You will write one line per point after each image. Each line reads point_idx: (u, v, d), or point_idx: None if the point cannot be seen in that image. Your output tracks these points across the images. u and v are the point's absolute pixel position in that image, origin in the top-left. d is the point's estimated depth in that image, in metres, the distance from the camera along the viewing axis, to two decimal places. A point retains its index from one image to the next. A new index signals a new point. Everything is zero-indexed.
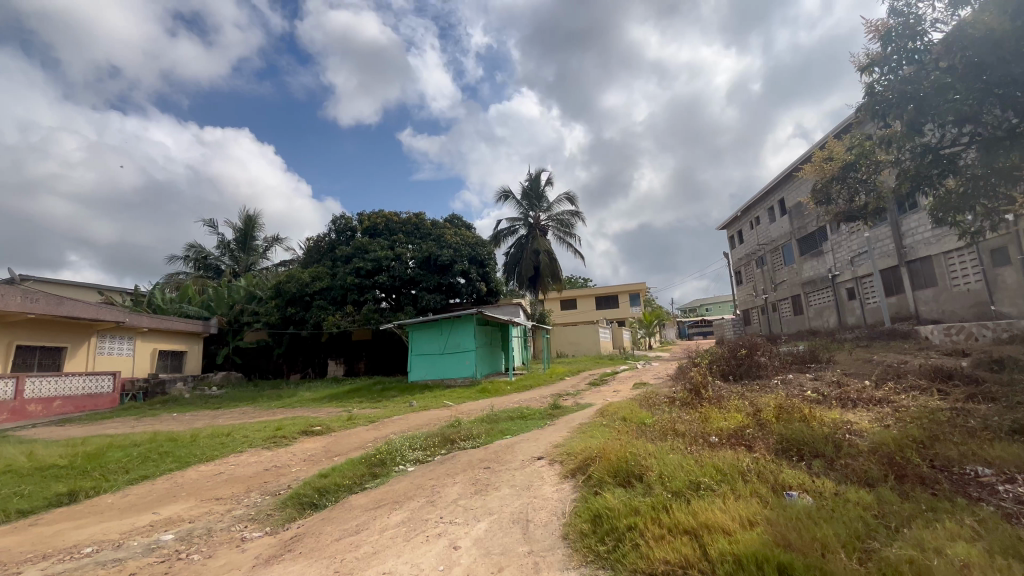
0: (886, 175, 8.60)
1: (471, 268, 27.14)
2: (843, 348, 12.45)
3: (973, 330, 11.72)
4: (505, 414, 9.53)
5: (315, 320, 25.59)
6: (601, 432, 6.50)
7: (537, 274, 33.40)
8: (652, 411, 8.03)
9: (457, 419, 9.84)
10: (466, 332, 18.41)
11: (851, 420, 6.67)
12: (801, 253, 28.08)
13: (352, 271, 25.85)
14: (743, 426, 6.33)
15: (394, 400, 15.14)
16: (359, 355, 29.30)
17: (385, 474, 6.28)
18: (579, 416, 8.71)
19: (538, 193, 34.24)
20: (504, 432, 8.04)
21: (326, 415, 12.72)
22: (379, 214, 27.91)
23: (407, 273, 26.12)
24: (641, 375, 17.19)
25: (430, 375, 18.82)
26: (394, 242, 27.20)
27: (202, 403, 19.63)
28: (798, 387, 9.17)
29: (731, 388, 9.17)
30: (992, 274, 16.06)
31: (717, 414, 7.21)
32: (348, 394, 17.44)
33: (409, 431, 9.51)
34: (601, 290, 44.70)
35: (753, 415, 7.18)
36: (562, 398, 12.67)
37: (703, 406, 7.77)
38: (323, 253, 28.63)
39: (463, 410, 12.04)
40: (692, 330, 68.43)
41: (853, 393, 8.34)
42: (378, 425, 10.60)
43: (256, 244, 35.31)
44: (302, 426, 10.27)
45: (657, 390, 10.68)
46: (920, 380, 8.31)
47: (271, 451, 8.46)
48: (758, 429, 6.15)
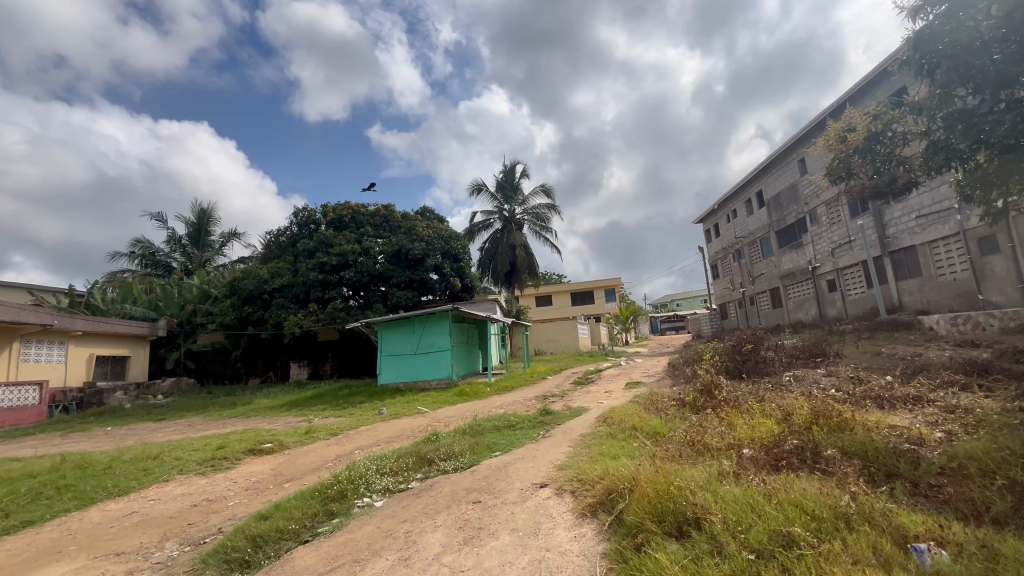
0: (913, 147, 7.76)
1: (445, 262, 25.60)
2: (847, 341, 11.69)
3: (980, 319, 11.15)
4: (489, 424, 8.25)
5: (275, 320, 23.66)
6: (615, 449, 5.30)
7: (512, 269, 32.23)
8: (662, 417, 6.93)
9: (433, 431, 8.50)
10: (441, 330, 16.97)
11: (902, 426, 5.71)
12: (779, 246, 27.87)
13: (315, 266, 23.99)
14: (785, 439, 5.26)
15: (361, 406, 13.66)
16: (325, 357, 27.34)
17: (343, 513, 4.89)
18: (577, 424, 7.53)
19: (512, 185, 33.03)
20: (492, 447, 6.73)
21: (281, 426, 11.14)
22: (346, 206, 26.08)
23: (375, 268, 24.44)
24: (629, 372, 16.20)
25: (402, 377, 17.29)
26: (362, 235, 25.49)
27: (144, 414, 17.54)
28: (818, 385, 8.24)
29: (745, 388, 8.16)
30: (979, 263, 15.79)
31: (744, 421, 6.14)
32: (310, 401, 15.76)
33: (376, 447, 8.13)
34: (577, 286, 43.86)
35: (786, 421, 6.13)
36: (550, 401, 11.46)
37: (722, 411, 6.69)
38: (284, 248, 26.63)
39: (441, 418, 10.68)
40: (665, 324, 68.73)
41: (882, 391, 7.46)
42: (342, 440, 9.08)
43: (211, 239, 32.78)
44: (250, 443, 8.71)
45: (658, 391, 9.60)
46: (952, 375, 7.51)
47: (206, 479, 6.90)
48: (804, 440, 5.11)
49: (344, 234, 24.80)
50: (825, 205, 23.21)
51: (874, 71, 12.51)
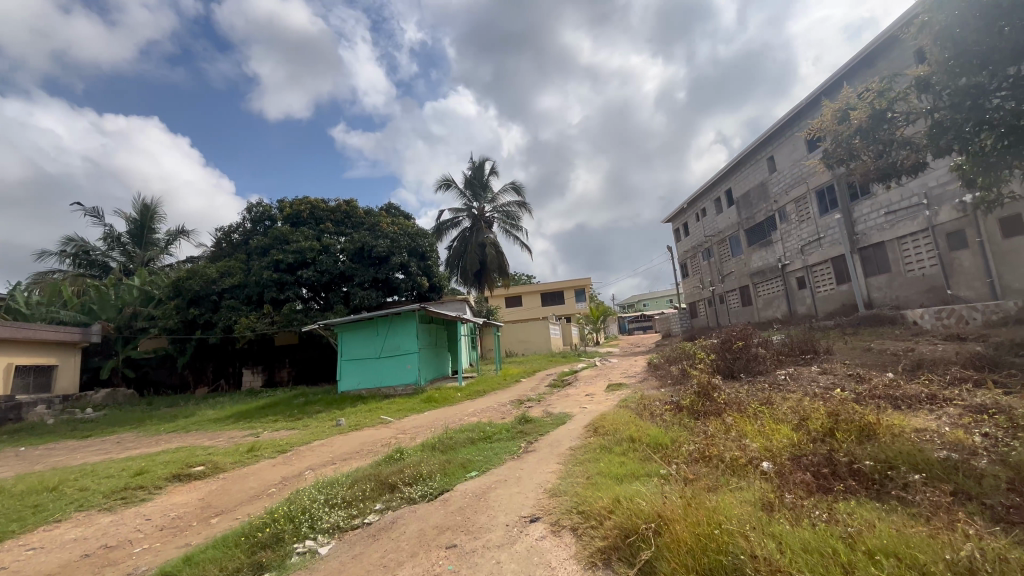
0: (917, 127, 7.30)
1: (412, 261, 24.31)
2: (833, 336, 11.30)
3: (964, 313, 10.98)
4: (463, 437, 7.26)
5: (225, 323, 21.84)
6: (618, 471, 4.44)
7: (482, 269, 31.22)
8: (660, 425, 6.14)
9: (399, 446, 7.43)
10: (407, 332, 15.77)
11: (929, 429, 5.10)
12: (749, 244, 28.00)
13: (270, 265, 22.22)
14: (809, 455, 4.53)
15: (318, 416, 12.34)
16: (282, 362, 25.51)
17: (276, 565, 3.78)
18: (563, 434, 6.63)
19: (481, 182, 32.03)
20: (466, 467, 5.71)
21: (223, 443, 9.78)
22: (304, 201, 24.42)
23: (336, 267, 22.92)
24: (607, 373, 15.49)
25: (364, 384, 15.97)
26: (321, 232, 23.90)
27: (68, 431, 15.53)
28: (818, 385, 7.64)
29: (743, 389, 7.48)
30: (948, 258, 15.91)
31: (755, 429, 5.41)
32: (261, 411, 14.25)
33: (330, 467, 7.00)
34: (547, 286, 43.22)
35: (801, 428, 5.42)
36: (527, 407, 10.55)
37: (726, 417, 5.97)
38: (236, 247, 24.71)
39: (407, 429, 9.56)
40: (633, 324, 69.22)
41: (889, 389, 6.89)
42: (290, 459, 7.84)
43: (154, 237, 30.27)
44: (177, 466, 7.37)
45: (646, 394, 8.82)
46: (960, 371, 7.02)
47: (111, 517, 5.57)
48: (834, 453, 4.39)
49: (302, 231, 23.16)
50: (793, 202, 23.32)
51: (884, 36, 12.25)
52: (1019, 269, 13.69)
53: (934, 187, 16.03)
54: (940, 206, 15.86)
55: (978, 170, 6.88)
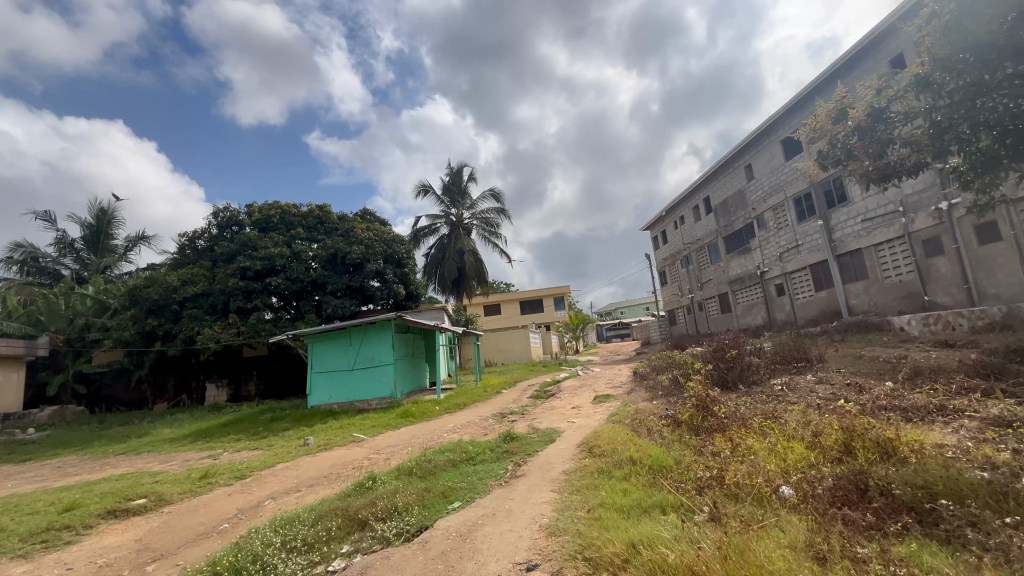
0: (913, 127, 7.10)
1: (388, 268, 23.51)
2: (822, 343, 11.09)
3: (950, 318, 11.03)
4: (443, 458, 6.60)
5: (186, 334, 20.57)
6: (626, 507, 3.90)
7: (460, 276, 30.52)
8: (661, 444, 5.63)
9: (372, 470, 6.70)
10: (382, 343, 15.00)
11: (949, 445, 4.74)
12: (727, 251, 28.16)
13: (236, 272, 21.06)
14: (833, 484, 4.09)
15: (285, 434, 11.42)
16: (249, 374, 24.18)
17: None
18: (554, 454, 6.04)
19: (460, 189, 31.43)
20: (447, 497, 5.05)
21: (175, 468, 8.81)
22: (274, 205, 23.33)
23: (308, 274, 21.91)
24: (592, 383, 15.01)
25: (336, 398, 15.06)
26: (293, 238, 22.87)
27: (4, 454, 14.09)
28: (818, 396, 7.30)
29: (742, 401, 7.05)
30: (925, 265, 16.06)
31: (764, 448, 4.99)
32: (222, 429, 13.18)
33: (294, 497, 6.23)
34: (526, 295, 42.74)
35: (814, 446, 5.00)
36: (511, 422, 9.93)
37: (731, 434, 5.53)
38: (201, 254, 23.40)
39: (382, 449, 8.81)
40: (611, 333, 69.42)
41: (894, 399, 6.59)
42: (249, 487, 7.01)
43: (112, 243, 28.57)
44: (115, 499, 6.45)
45: (639, 406, 8.32)
46: (964, 380, 6.73)
47: (23, 568, 4.68)
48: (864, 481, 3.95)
49: (271, 236, 22.08)
50: (771, 210, 23.52)
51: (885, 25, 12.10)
52: (995, 275, 13.87)
53: (910, 195, 16.22)
54: (917, 213, 16.03)
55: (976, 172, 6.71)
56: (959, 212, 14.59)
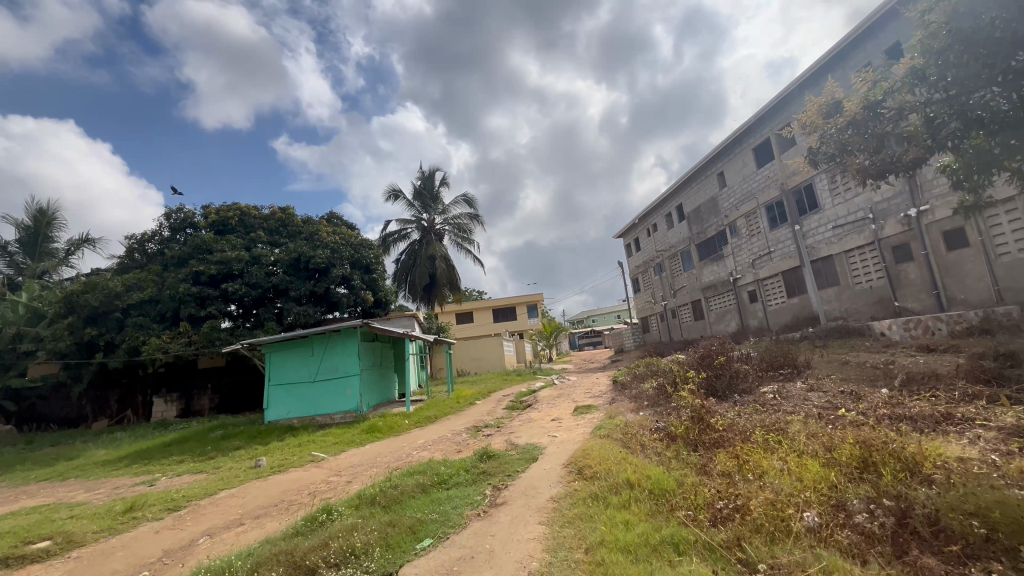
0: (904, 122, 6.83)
1: (355, 273, 22.42)
2: (806, 349, 10.84)
3: (929, 323, 11.04)
4: (413, 483, 5.80)
5: (130, 344, 18.93)
6: (631, 551, 3.23)
7: (432, 283, 29.58)
8: (658, 463, 5.02)
9: (328, 500, 5.82)
10: (347, 352, 14.00)
11: (973, 460, 4.30)
12: (700, 259, 28.31)
13: (188, 277, 19.53)
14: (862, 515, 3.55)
15: (235, 454, 10.31)
16: (202, 388, 22.47)
17: None
18: (539, 476, 5.35)
19: (432, 193, 30.62)
20: (415, 533, 4.26)
21: (99, 499, 7.64)
22: (233, 207, 21.91)
23: (269, 280, 20.60)
24: (570, 392, 14.43)
25: (296, 412, 13.93)
26: (252, 242, 21.49)
27: None
28: (814, 404, 6.88)
29: (737, 412, 6.55)
30: (894, 271, 16.26)
31: (775, 465, 4.46)
32: (165, 449, 11.88)
33: (232, 534, 5.30)
34: (499, 303, 42.06)
35: (829, 462, 4.49)
36: (486, 438, 9.18)
37: (736, 449, 4.97)
38: (150, 257, 21.70)
39: (343, 471, 7.90)
40: (583, 341, 69.44)
41: (895, 408, 6.21)
42: (182, 521, 6.02)
43: (52, 247, 26.37)
44: (11, 543, 5.36)
45: (625, 418, 7.72)
46: (964, 385, 6.40)
47: None
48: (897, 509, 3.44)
49: (229, 239, 20.68)
50: (744, 217, 23.73)
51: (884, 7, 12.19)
52: (964, 281, 14.10)
53: (879, 202, 16.44)
54: (886, 220, 16.24)
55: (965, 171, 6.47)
56: (928, 219, 14.82)
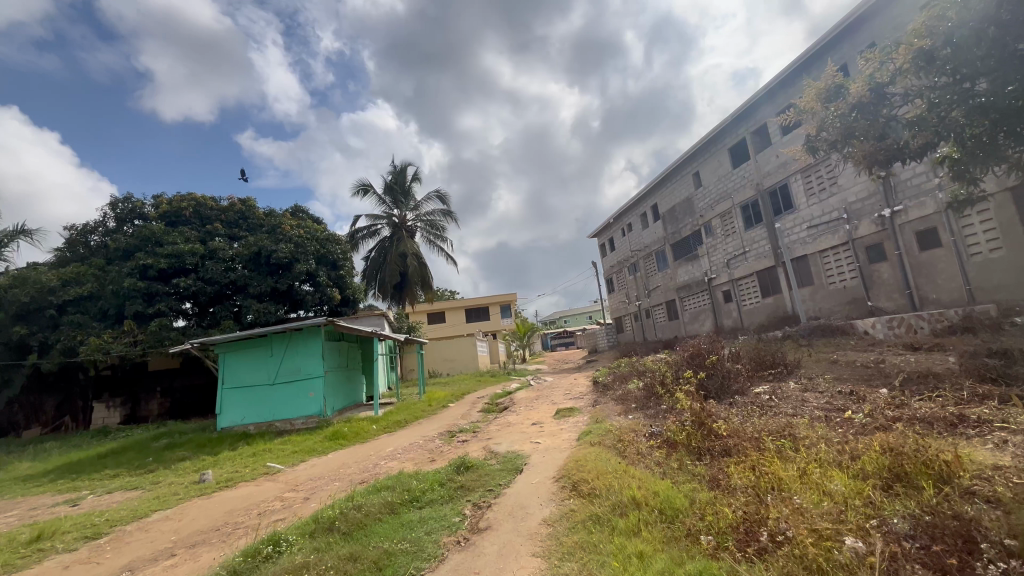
0: (908, 108, 6.46)
1: (321, 269, 21.21)
2: (791, 348, 10.56)
3: (911, 321, 10.97)
4: (379, 501, 5.02)
5: (66, 344, 17.22)
6: None
7: (403, 281, 28.51)
8: (661, 477, 4.44)
9: (278, 525, 4.94)
10: (310, 352, 12.97)
11: (1008, 466, 3.87)
12: (674, 259, 28.31)
13: (134, 272, 17.94)
14: (910, 540, 3.01)
15: (178, 465, 9.22)
16: (151, 392, 20.84)
17: None
18: (526, 493, 4.65)
19: (403, 188, 29.55)
20: (380, 569, 3.50)
21: (5, 526, 6.49)
22: (186, 197, 20.34)
23: (226, 275, 19.21)
24: (547, 394, 13.82)
25: (252, 417, 12.81)
26: (208, 235, 20.01)
27: None
28: (814, 406, 6.46)
29: (736, 416, 6.05)
30: (868, 271, 16.38)
31: (798, 479, 3.93)
32: (99, 461, 10.62)
33: (158, 571, 4.38)
34: (472, 302, 41.20)
35: (855, 473, 3.99)
36: (461, 445, 8.43)
37: (748, 460, 4.43)
38: (93, 251, 19.91)
39: (301, 485, 7.01)
40: (555, 341, 69.27)
41: (902, 410, 5.82)
42: (99, 554, 5.05)
43: None
44: None
45: (614, 422, 7.12)
46: (969, 384, 6.08)
47: None
48: (953, 534, 2.91)
49: (181, 231, 19.14)
50: (719, 217, 23.76)
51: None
52: (936, 280, 14.23)
53: (854, 202, 16.54)
54: (860, 220, 16.35)
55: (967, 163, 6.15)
56: (901, 219, 14.94)
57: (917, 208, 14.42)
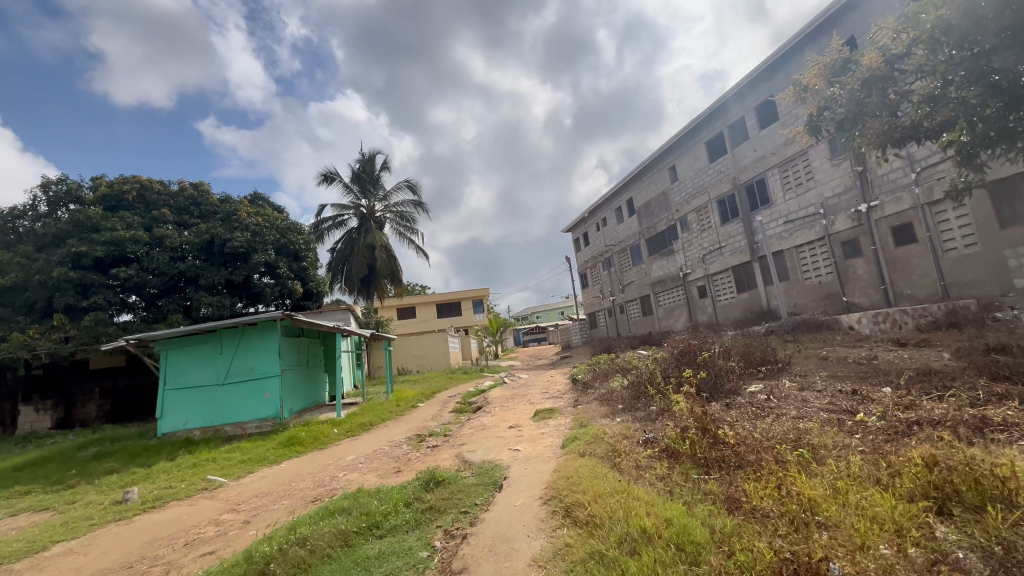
0: (919, 86, 5.97)
1: (281, 261, 19.80)
2: (778, 344, 10.20)
3: (896, 317, 10.75)
4: (331, 530, 4.14)
5: None
6: None
7: (371, 274, 27.21)
8: (669, 498, 3.75)
9: (202, 568, 4.00)
10: (264, 349, 11.82)
11: None
12: (649, 254, 28.09)
13: (66, 260, 16.19)
14: None
15: (102, 479, 8.03)
16: (88, 393, 18.92)
17: None
18: (509, 520, 3.88)
19: (372, 177, 28.20)
20: None
21: None
22: (129, 179, 18.56)
23: (174, 266, 17.61)
24: (524, 392, 13.11)
25: (198, 421, 11.61)
26: (154, 221, 18.35)
27: None
28: (817, 408, 5.94)
29: (739, 420, 5.45)
30: (843, 266, 16.34)
31: (834, 503, 3.28)
32: (12, 476, 9.25)
33: None
34: (444, 297, 40.11)
35: (895, 492, 3.36)
36: (431, 452, 7.61)
37: (771, 480, 3.78)
38: (21, 237, 17.91)
39: (243, 504, 6.03)
40: (527, 337, 68.79)
41: (915, 412, 5.32)
42: None
43: None
44: None
45: (602, 426, 6.46)
46: (982, 383, 5.67)
47: None
48: None
49: (122, 217, 17.41)
50: (695, 211, 23.57)
51: None
52: (911, 276, 14.24)
53: (830, 197, 16.43)
54: (836, 215, 16.28)
55: (975, 149, 5.70)
56: (877, 214, 14.89)
57: (893, 203, 14.36)
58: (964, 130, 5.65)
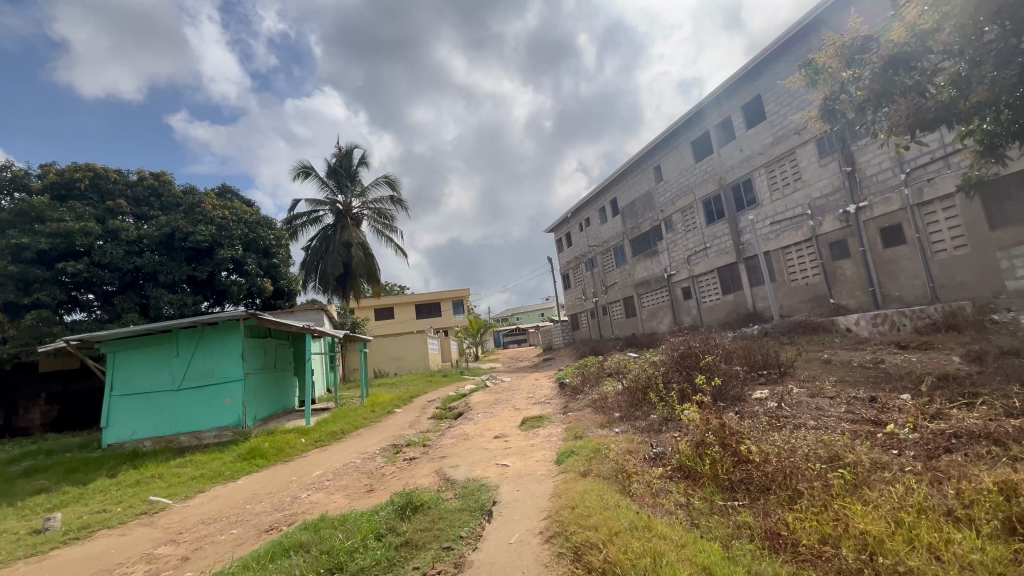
0: (946, 68, 5.52)
1: (249, 257, 18.64)
2: (775, 346, 9.78)
3: (894, 318, 10.42)
4: None
5: None
6: None
7: (347, 272, 26.09)
8: (699, 535, 3.09)
9: None
10: (225, 351, 10.80)
11: None
12: (633, 254, 27.73)
13: (6, 253, 14.75)
14: None
15: (26, 501, 6.98)
16: (33, 398, 17.46)
17: None
18: (504, 563, 3.16)
19: (349, 172, 27.10)
20: None
21: None
22: (82, 167, 17.14)
23: (129, 261, 16.31)
24: (508, 397, 12.41)
25: (149, 431, 10.52)
26: (110, 212, 16.99)
27: None
28: (838, 418, 5.38)
29: (759, 434, 4.84)
30: (831, 268, 16.14)
31: (905, 545, 2.65)
32: None
33: None
34: (423, 297, 39.07)
35: (980, 532, 2.72)
36: (408, 466, 6.82)
37: (818, 510, 3.15)
38: None
39: (185, 534, 5.14)
40: (507, 338, 68.03)
41: (951, 422, 4.79)
42: None
43: None
44: None
45: (601, 439, 5.78)
46: (1013, 391, 5.21)
47: None
48: None
49: (72, 207, 16.02)
50: (679, 211, 23.26)
51: None
52: (899, 277, 14.08)
53: (818, 198, 16.21)
54: (824, 216, 16.07)
55: (1003, 137, 5.28)
56: (866, 215, 14.71)
57: (882, 204, 14.17)
58: (993, 117, 5.22)
